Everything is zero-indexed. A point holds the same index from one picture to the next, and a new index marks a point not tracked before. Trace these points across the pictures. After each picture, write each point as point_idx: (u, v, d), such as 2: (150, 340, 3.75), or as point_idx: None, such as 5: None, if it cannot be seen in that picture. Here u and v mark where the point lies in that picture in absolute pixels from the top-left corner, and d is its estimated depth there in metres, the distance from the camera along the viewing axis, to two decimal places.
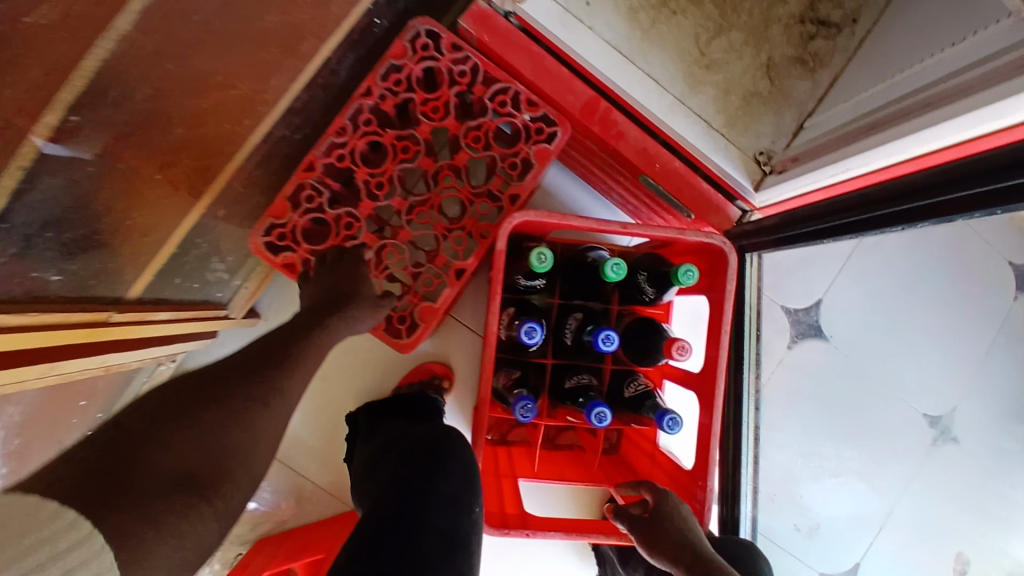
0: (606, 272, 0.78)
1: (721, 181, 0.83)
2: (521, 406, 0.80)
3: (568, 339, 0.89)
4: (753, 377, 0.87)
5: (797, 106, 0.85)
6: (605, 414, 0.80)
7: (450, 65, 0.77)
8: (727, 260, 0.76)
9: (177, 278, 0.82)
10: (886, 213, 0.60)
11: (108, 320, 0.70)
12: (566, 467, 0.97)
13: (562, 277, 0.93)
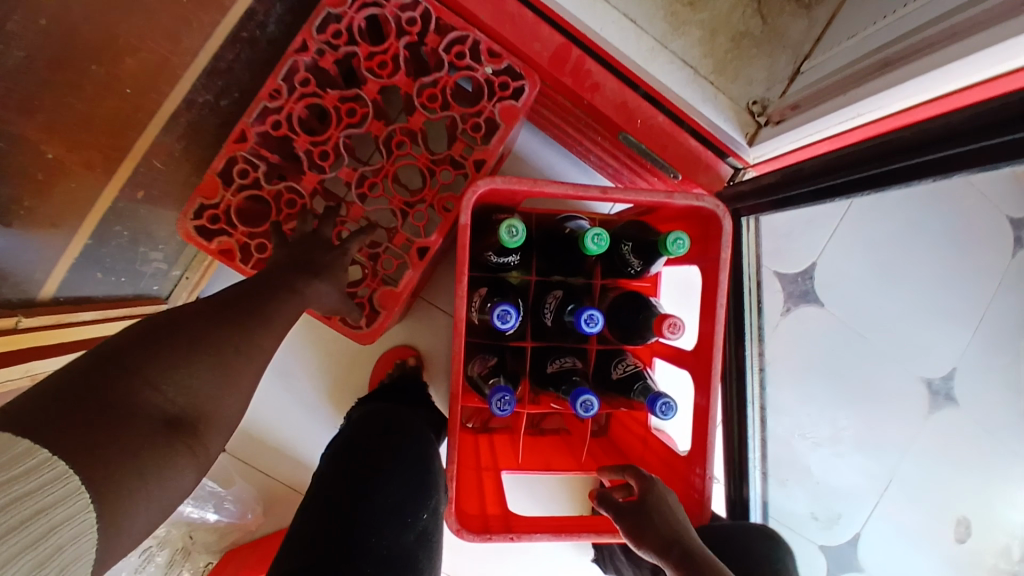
0: (585, 244, 0.69)
1: (711, 135, 0.73)
2: (497, 399, 0.71)
3: (548, 319, 0.81)
4: (756, 351, 0.80)
5: (793, 48, 0.74)
6: (591, 402, 0.71)
7: (396, 11, 0.69)
8: (721, 225, 0.68)
9: (101, 271, 0.71)
10: (898, 168, 0.52)
11: (17, 326, 0.59)
12: (554, 457, 0.90)
13: (538, 251, 0.84)
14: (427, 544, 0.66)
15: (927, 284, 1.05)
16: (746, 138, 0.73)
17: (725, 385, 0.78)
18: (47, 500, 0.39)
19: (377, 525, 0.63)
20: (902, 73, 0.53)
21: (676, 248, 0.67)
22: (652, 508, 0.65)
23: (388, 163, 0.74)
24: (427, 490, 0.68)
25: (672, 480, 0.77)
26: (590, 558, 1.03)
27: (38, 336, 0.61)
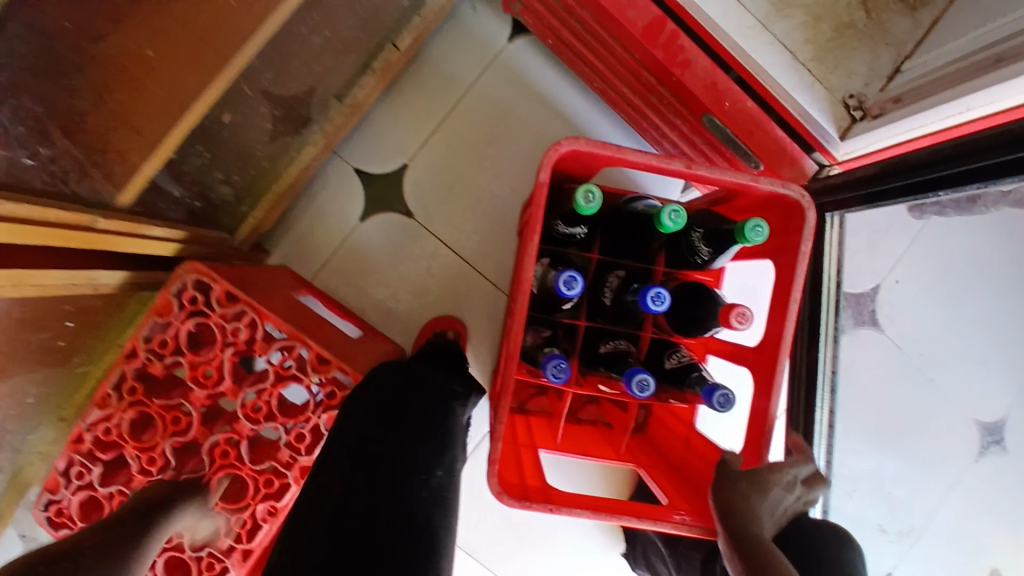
0: (662, 220, 0.67)
1: (800, 125, 0.71)
2: (550, 364, 0.69)
3: (607, 299, 0.79)
4: (829, 356, 0.77)
5: (895, 46, 0.70)
6: (647, 382, 0.69)
7: (221, 321, 0.69)
8: (805, 217, 0.66)
9: (175, 191, 0.72)
10: (1006, 161, 0.50)
11: (93, 224, 0.59)
12: (594, 443, 0.87)
13: (601, 228, 0.82)
14: (443, 502, 0.63)
15: (994, 315, 0.96)
16: (838, 131, 0.70)
17: (793, 393, 0.77)
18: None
19: (396, 490, 0.60)
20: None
21: (754, 236, 0.65)
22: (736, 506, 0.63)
23: (212, 474, 0.72)
24: (444, 454, 0.65)
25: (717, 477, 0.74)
26: (620, 551, 1.01)
27: (106, 238, 0.61)
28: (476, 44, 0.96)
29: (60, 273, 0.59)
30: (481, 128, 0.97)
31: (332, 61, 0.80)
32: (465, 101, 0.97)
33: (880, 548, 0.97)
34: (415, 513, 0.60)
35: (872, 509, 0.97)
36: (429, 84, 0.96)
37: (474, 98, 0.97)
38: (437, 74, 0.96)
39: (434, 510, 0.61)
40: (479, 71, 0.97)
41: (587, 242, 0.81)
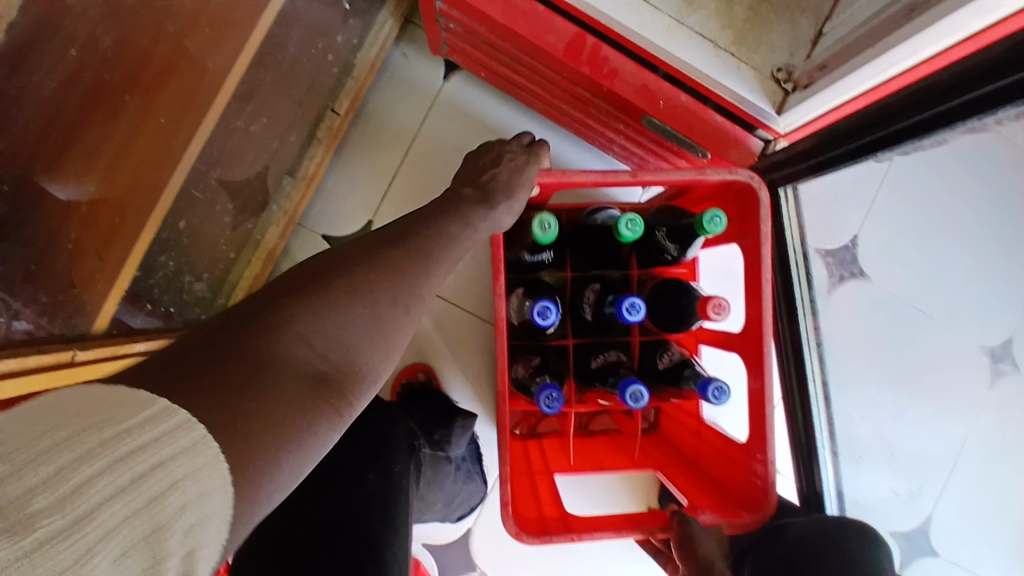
0: (620, 232, 0.67)
1: (738, 109, 0.70)
2: (544, 394, 0.69)
3: (587, 314, 0.79)
4: (812, 327, 0.81)
5: (812, 10, 0.69)
6: (640, 393, 0.69)
7: None
8: (759, 198, 0.67)
9: (149, 303, 0.73)
10: (954, 106, 0.49)
11: (73, 359, 0.59)
12: (608, 456, 0.86)
13: (568, 244, 0.82)
14: (384, 500, 0.67)
15: (974, 255, 0.95)
16: (774, 107, 0.69)
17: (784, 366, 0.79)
18: (178, 472, 0.32)
19: (350, 507, 0.65)
20: (909, 29, 0.50)
21: (712, 227, 0.65)
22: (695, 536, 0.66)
23: None
24: (390, 454, 0.71)
25: (728, 468, 0.75)
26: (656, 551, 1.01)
27: (91, 369, 0.61)
28: (414, 91, 0.97)
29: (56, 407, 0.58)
30: (437, 170, 0.98)
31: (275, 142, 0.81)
32: (416, 147, 0.98)
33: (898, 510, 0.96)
34: (356, 515, 0.65)
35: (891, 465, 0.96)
36: (378, 138, 0.97)
37: (424, 142, 0.98)
38: (383, 127, 0.97)
39: (381, 513, 0.66)
40: (424, 115, 0.98)
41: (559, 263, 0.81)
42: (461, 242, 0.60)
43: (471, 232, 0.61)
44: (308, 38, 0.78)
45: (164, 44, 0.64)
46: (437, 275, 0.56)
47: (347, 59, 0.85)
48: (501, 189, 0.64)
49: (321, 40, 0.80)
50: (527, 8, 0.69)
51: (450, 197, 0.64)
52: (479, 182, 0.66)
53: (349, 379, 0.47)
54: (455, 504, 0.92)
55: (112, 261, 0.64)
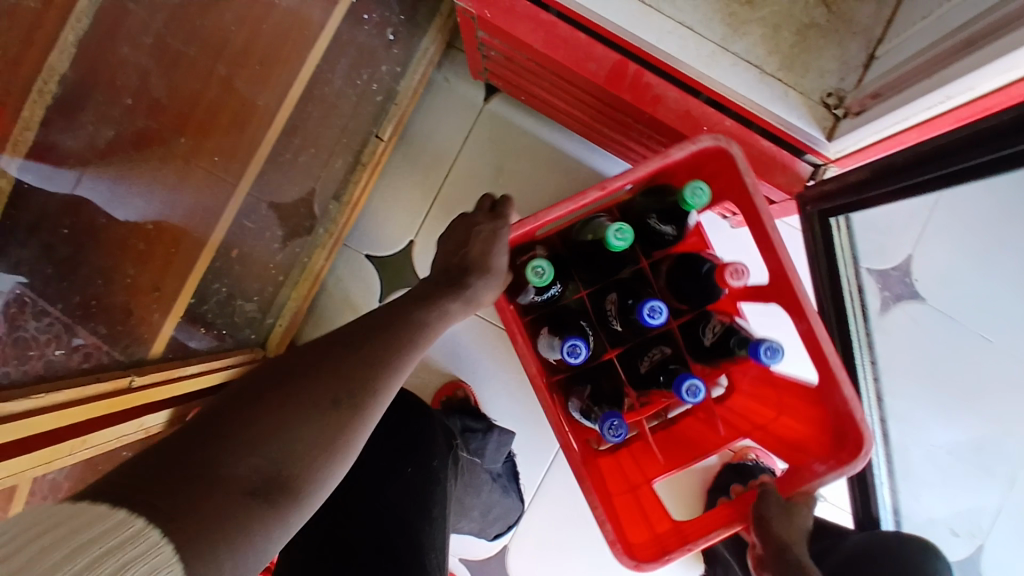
0: (610, 243, 0.60)
1: (783, 133, 0.69)
2: (608, 423, 0.61)
3: (617, 326, 0.68)
4: (869, 362, 0.86)
5: (864, 33, 0.67)
6: (697, 385, 0.60)
7: None
8: (733, 155, 0.63)
9: (202, 327, 0.75)
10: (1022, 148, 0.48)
11: (131, 385, 0.61)
12: (692, 429, 0.73)
13: (564, 266, 0.72)
14: (421, 497, 0.67)
15: None
16: (824, 133, 0.67)
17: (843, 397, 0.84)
18: (128, 555, 0.31)
19: (386, 502, 0.65)
20: (964, 64, 0.49)
21: (698, 199, 0.59)
22: (771, 516, 0.61)
23: None
24: (428, 452, 0.71)
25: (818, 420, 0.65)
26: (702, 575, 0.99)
27: (152, 393, 0.62)
28: (456, 112, 0.98)
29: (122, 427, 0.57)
30: (479, 191, 0.99)
31: (322, 169, 0.84)
32: (455, 170, 0.99)
33: (954, 551, 0.93)
34: (396, 515, 0.64)
35: (942, 497, 0.94)
36: (419, 160, 0.99)
37: (464, 164, 0.99)
38: (426, 148, 0.99)
39: (421, 514, 0.65)
40: (465, 136, 0.99)
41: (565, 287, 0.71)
42: (434, 332, 0.52)
43: (448, 323, 0.54)
44: (354, 69, 0.80)
45: (213, 86, 0.69)
46: (405, 363, 0.48)
47: (390, 86, 0.87)
48: (477, 270, 0.57)
49: (367, 69, 0.82)
50: (569, 36, 0.69)
51: (418, 288, 0.56)
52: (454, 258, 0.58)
53: (290, 489, 0.40)
54: (489, 518, 0.92)
55: (169, 292, 0.69)
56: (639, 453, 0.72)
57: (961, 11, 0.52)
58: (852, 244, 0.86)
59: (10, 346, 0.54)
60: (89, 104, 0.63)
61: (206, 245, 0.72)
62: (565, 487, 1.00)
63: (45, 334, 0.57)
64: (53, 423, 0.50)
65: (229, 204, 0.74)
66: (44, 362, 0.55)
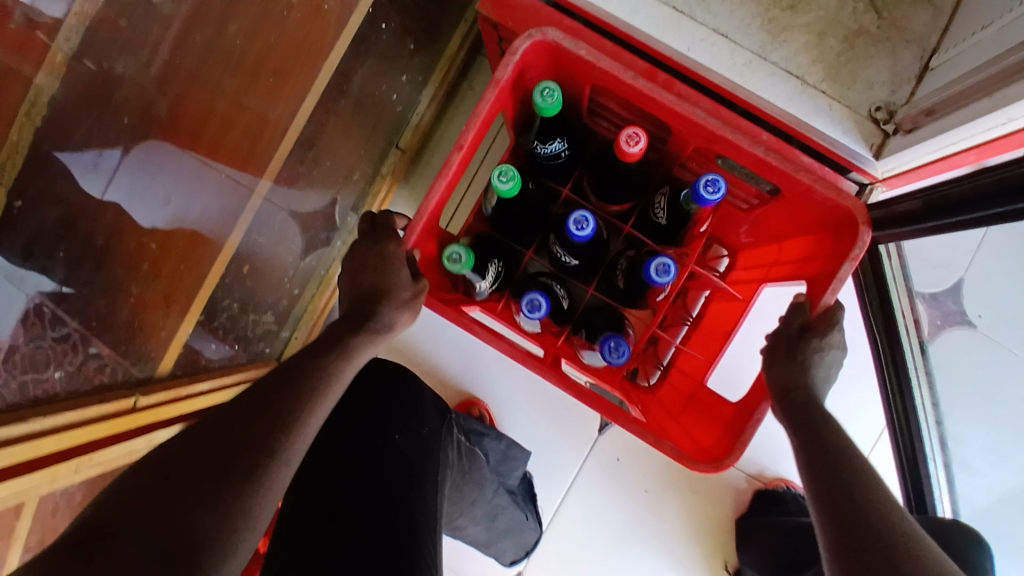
0: (504, 189, 0.61)
1: (829, 150, 0.64)
2: (608, 346, 0.63)
3: (570, 260, 0.71)
4: (928, 401, 0.81)
5: (918, 41, 0.61)
6: (666, 263, 0.62)
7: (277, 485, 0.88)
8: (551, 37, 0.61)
9: (215, 341, 0.73)
10: None
11: (135, 406, 0.61)
12: (720, 310, 0.78)
13: (495, 244, 0.74)
14: (411, 472, 0.67)
15: None
16: (872, 150, 0.62)
17: (892, 431, 0.79)
18: None
19: (387, 464, 0.66)
20: None
21: (551, 98, 0.59)
22: (792, 375, 0.59)
23: None
24: (415, 432, 0.71)
25: (820, 223, 0.66)
26: None
27: (154, 413, 0.63)
28: None
29: (118, 449, 0.58)
30: None
31: (339, 181, 0.81)
32: (477, 180, 0.89)
33: None
34: (390, 491, 0.64)
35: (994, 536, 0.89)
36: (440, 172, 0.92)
37: None
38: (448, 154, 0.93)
39: (413, 494, 0.65)
40: None
41: (511, 262, 0.75)
42: (341, 376, 0.52)
43: (355, 358, 0.54)
44: (372, 78, 0.77)
45: (223, 99, 0.64)
46: (310, 412, 0.49)
47: (410, 96, 0.84)
48: (392, 288, 0.57)
49: (385, 79, 0.79)
50: (593, 41, 0.64)
51: (328, 329, 0.56)
52: (359, 294, 0.58)
53: (199, 553, 0.39)
54: (494, 531, 0.85)
55: (183, 299, 0.66)
56: (687, 366, 0.78)
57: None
58: (908, 276, 0.80)
59: (23, 358, 0.52)
60: (88, 119, 0.55)
61: (222, 251, 0.69)
62: (585, 509, 0.97)
63: (61, 345, 0.55)
64: (47, 445, 0.52)
65: (247, 209, 0.71)
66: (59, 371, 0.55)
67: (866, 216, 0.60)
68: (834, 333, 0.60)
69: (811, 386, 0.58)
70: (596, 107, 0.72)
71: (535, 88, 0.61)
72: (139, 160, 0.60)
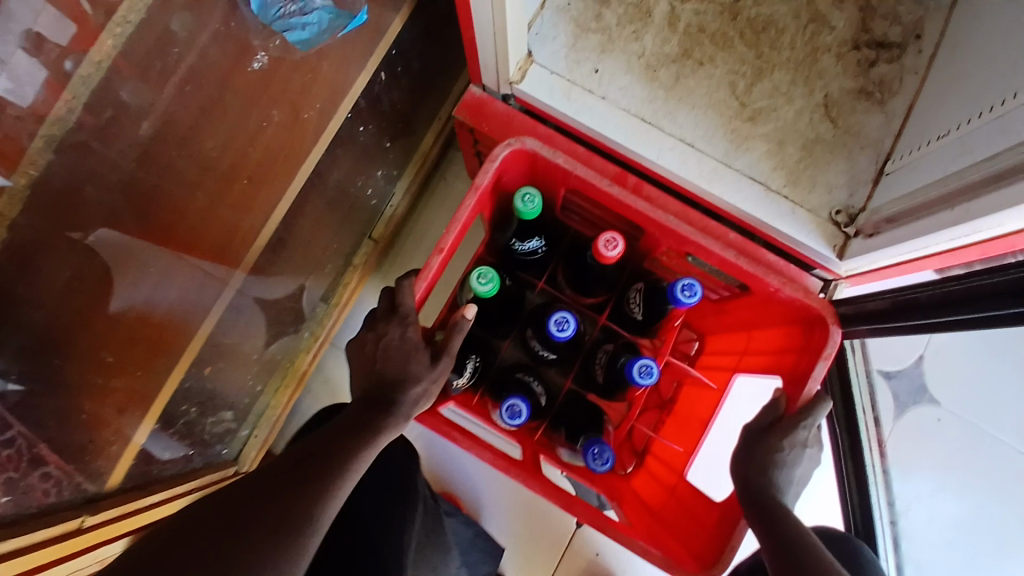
0: (482, 291, 0.60)
1: (794, 250, 0.66)
2: (592, 453, 0.63)
3: (549, 355, 0.71)
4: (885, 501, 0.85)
5: (873, 146, 0.67)
6: (648, 365, 0.62)
7: None
8: (528, 144, 0.64)
9: (166, 451, 0.67)
10: None
11: (83, 526, 0.50)
12: (691, 398, 0.78)
13: (471, 339, 0.73)
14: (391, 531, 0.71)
15: None
16: (834, 251, 0.64)
17: (850, 517, 0.82)
18: None
19: (370, 508, 0.73)
20: (990, 200, 0.46)
21: (532, 204, 0.61)
22: (749, 474, 0.59)
23: None
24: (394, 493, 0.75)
25: (790, 317, 0.67)
26: None
27: (113, 529, 0.52)
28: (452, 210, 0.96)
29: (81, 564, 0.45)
30: None
31: (309, 274, 0.80)
32: (451, 270, 0.89)
33: None
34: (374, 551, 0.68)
35: None
36: (412, 258, 0.92)
37: None
38: (421, 243, 0.93)
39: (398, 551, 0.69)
40: None
41: (487, 355, 0.74)
42: (356, 466, 0.52)
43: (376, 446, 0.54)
44: (349, 176, 0.76)
45: (190, 213, 0.63)
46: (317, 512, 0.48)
47: (384, 189, 0.84)
48: (407, 380, 0.56)
49: (362, 176, 0.78)
50: (566, 148, 0.66)
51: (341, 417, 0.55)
52: (373, 380, 0.57)
53: None
54: None
55: (145, 398, 0.62)
56: (662, 458, 0.77)
57: (990, 141, 0.50)
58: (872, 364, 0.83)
59: None
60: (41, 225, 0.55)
61: (195, 340, 0.65)
62: None
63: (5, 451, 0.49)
64: None
65: (218, 301, 0.66)
66: (4, 479, 0.48)
67: (833, 315, 0.63)
68: (797, 431, 0.60)
69: (777, 491, 0.58)
70: (570, 206, 0.74)
71: (515, 193, 0.63)
72: (107, 264, 0.59)
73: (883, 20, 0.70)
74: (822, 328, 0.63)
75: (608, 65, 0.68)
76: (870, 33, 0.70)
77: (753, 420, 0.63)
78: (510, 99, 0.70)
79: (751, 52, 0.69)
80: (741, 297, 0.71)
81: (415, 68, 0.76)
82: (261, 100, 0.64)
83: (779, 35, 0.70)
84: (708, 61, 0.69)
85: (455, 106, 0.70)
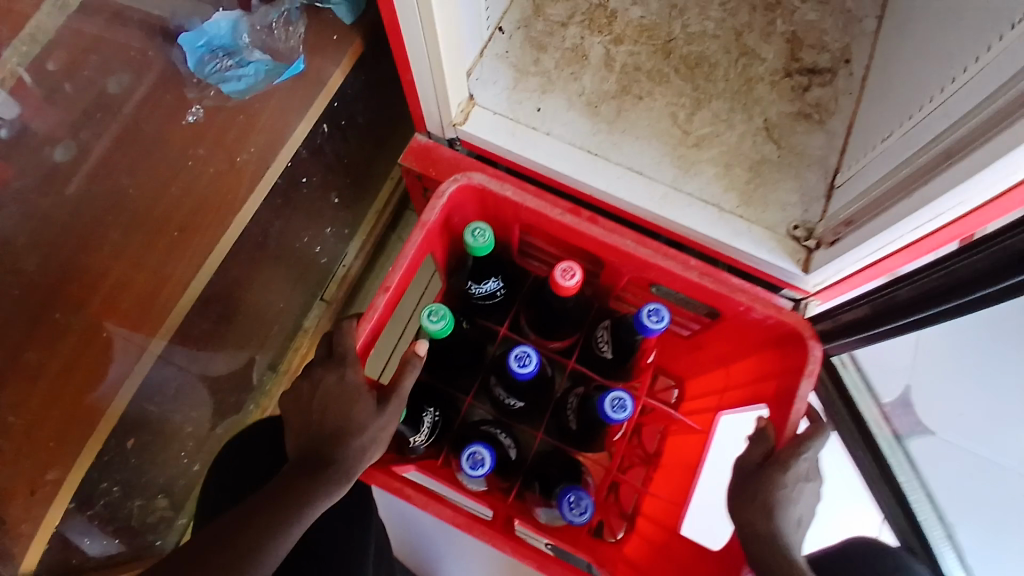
0: (433, 330, 0.56)
1: (759, 271, 0.64)
2: (568, 501, 0.57)
3: (515, 403, 0.66)
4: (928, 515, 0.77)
5: (819, 163, 0.67)
6: (621, 399, 0.57)
7: None
8: (476, 179, 0.62)
9: (87, 539, 0.61)
10: None
11: None
12: (677, 443, 0.73)
13: (430, 393, 0.68)
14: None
15: None
16: (798, 265, 0.62)
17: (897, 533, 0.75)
18: None
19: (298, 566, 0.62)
20: (945, 179, 0.44)
21: (483, 238, 0.58)
22: (746, 514, 0.53)
23: None
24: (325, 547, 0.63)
25: (766, 340, 0.64)
26: None
27: None
28: None
29: None
30: None
31: (253, 337, 0.75)
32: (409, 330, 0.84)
33: None
34: None
35: None
36: None
37: None
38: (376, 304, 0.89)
39: None
40: None
41: (449, 410, 0.69)
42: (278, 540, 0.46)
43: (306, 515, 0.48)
44: (293, 232, 0.74)
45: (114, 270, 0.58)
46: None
47: (335, 248, 0.83)
48: (351, 431, 0.50)
49: (306, 233, 0.76)
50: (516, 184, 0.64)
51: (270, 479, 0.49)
52: (307, 436, 0.51)
53: None
54: None
55: (51, 479, 0.53)
56: (651, 511, 0.70)
57: (933, 128, 0.49)
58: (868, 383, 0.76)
59: None
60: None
61: (108, 414, 0.56)
62: None
63: None
64: None
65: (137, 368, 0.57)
66: None
67: (811, 330, 0.59)
68: (797, 462, 0.54)
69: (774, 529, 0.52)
70: (527, 248, 0.72)
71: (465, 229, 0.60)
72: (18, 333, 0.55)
73: (811, 49, 0.73)
74: (801, 345, 0.60)
75: (550, 103, 0.68)
76: (800, 62, 0.72)
77: (745, 455, 0.57)
78: (456, 144, 0.70)
79: (688, 85, 0.71)
80: (714, 327, 0.68)
81: (359, 124, 0.76)
82: (192, 152, 0.62)
83: (713, 68, 0.71)
84: (647, 95, 0.70)
85: (402, 154, 0.69)
